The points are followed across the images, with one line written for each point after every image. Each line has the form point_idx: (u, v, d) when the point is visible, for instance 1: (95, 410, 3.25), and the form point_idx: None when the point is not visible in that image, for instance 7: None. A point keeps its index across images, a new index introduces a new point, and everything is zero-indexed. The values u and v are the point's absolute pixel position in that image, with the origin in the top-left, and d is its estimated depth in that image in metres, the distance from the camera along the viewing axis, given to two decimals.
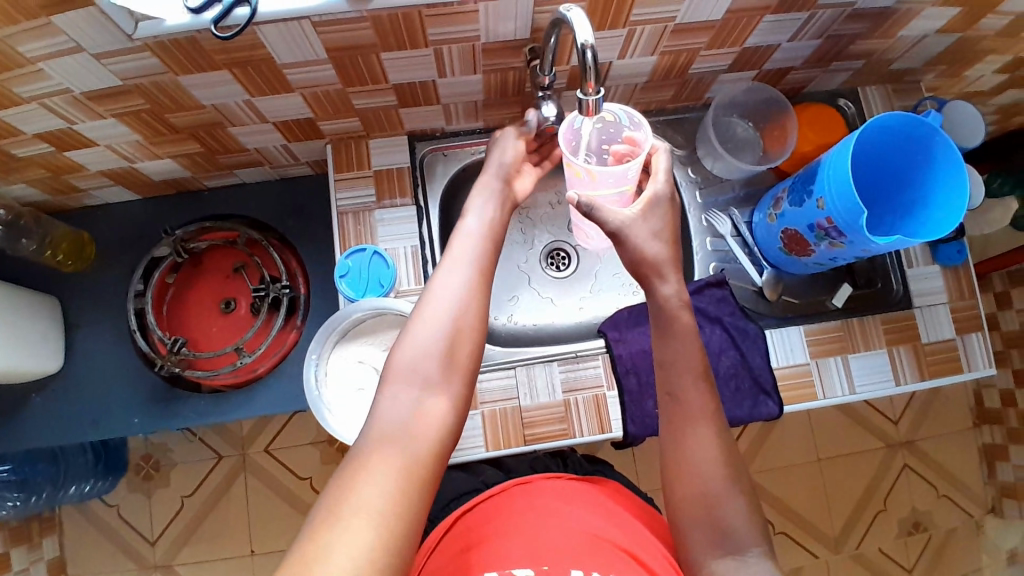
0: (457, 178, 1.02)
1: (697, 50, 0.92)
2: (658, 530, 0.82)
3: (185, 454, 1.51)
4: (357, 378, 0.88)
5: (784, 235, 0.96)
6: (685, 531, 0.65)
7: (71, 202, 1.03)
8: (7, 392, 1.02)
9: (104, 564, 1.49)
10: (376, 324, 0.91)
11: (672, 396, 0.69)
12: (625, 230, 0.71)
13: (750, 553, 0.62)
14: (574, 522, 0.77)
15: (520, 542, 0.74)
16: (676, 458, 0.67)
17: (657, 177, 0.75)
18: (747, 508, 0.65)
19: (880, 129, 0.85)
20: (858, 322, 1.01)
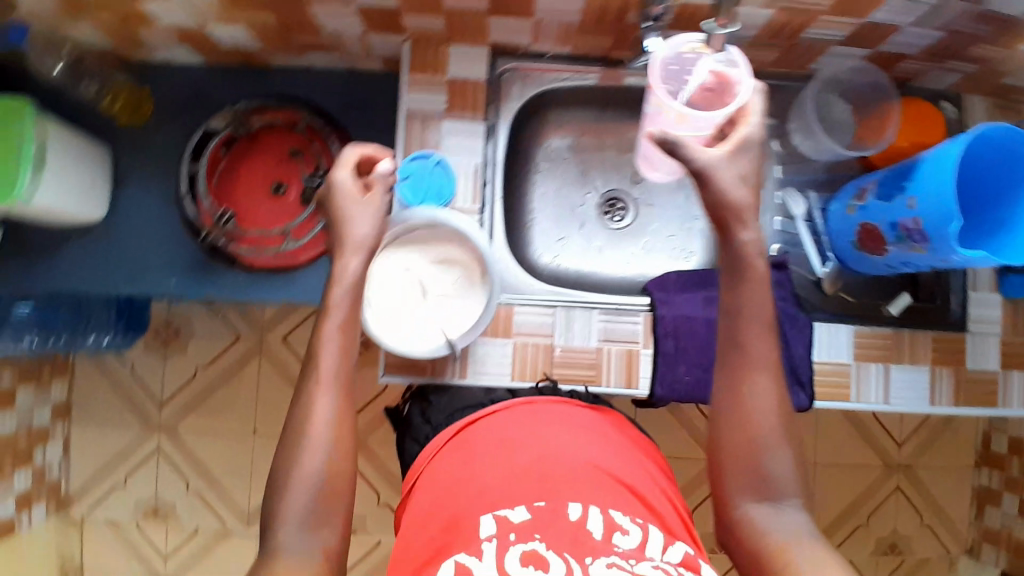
0: (532, 102, 0.98)
1: (818, 13, 0.85)
2: (654, 461, 0.84)
3: (204, 328, 1.54)
4: (398, 284, 0.85)
5: (862, 228, 0.93)
6: (724, 474, 0.68)
7: (137, 52, 1.00)
8: (45, 230, 1.02)
9: (110, 415, 1.54)
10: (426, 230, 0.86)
11: (734, 345, 0.68)
12: (710, 169, 0.67)
13: (786, 503, 0.66)
14: (573, 447, 0.77)
15: (515, 467, 0.74)
16: (730, 407, 0.68)
17: (750, 119, 0.70)
18: (792, 461, 0.67)
19: (984, 140, 0.80)
20: (909, 334, 0.98)
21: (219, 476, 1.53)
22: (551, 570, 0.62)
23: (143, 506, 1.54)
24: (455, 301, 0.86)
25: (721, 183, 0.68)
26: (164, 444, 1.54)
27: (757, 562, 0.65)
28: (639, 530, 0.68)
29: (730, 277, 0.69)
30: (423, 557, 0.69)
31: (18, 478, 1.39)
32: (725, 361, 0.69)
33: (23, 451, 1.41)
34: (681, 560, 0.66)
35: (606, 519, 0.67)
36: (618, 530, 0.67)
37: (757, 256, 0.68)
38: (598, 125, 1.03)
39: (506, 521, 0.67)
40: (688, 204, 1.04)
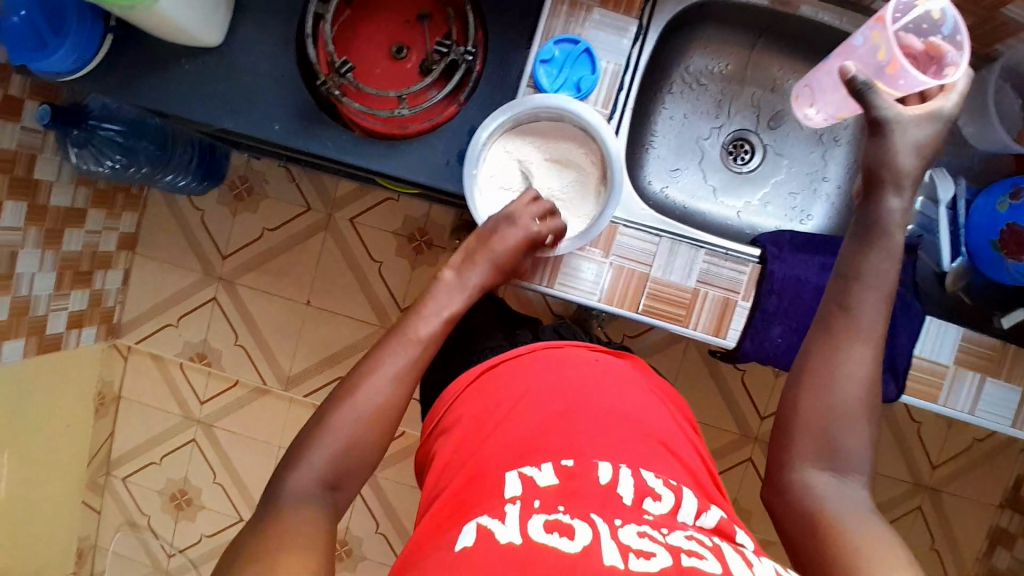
0: (692, 11, 0.89)
1: None
2: (681, 411, 0.77)
3: (278, 191, 1.53)
4: (506, 174, 0.81)
5: (1007, 230, 0.86)
6: (791, 434, 0.61)
7: None
8: (157, 45, 0.99)
9: (174, 255, 1.57)
10: (548, 124, 0.81)
11: (844, 308, 0.61)
12: (894, 123, 0.62)
13: (853, 477, 0.59)
14: (602, 400, 0.69)
15: (539, 420, 0.66)
16: (817, 365, 0.61)
17: (949, 94, 0.63)
18: (869, 435, 0.60)
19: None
20: (1015, 351, 0.91)
21: (266, 336, 1.56)
22: (578, 537, 0.52)
23: (189, 350, 1.59)
24: (565, 204, 0.82)
25: (893, 143, 0.62)
26: (220, 294, 1.57)
27: (813, 532, 0.57)
28: (672, 495, 0.60)
29: (861, 237, 0.63)
30: (443, 510, 0.61)
31: (75, 297, 1.41)
32: (827, 324, 0.62)
33: (85, 272, 1.42)
34: (716, 527, 0.60)
35: (637, 483, 0.60)
36: (650, 495, 0.59)
37: (900, 227, 0.62)
38: (748, 57, 0.95)
39: (530, 482, 0.60)
40: (822, 163, 0.97)
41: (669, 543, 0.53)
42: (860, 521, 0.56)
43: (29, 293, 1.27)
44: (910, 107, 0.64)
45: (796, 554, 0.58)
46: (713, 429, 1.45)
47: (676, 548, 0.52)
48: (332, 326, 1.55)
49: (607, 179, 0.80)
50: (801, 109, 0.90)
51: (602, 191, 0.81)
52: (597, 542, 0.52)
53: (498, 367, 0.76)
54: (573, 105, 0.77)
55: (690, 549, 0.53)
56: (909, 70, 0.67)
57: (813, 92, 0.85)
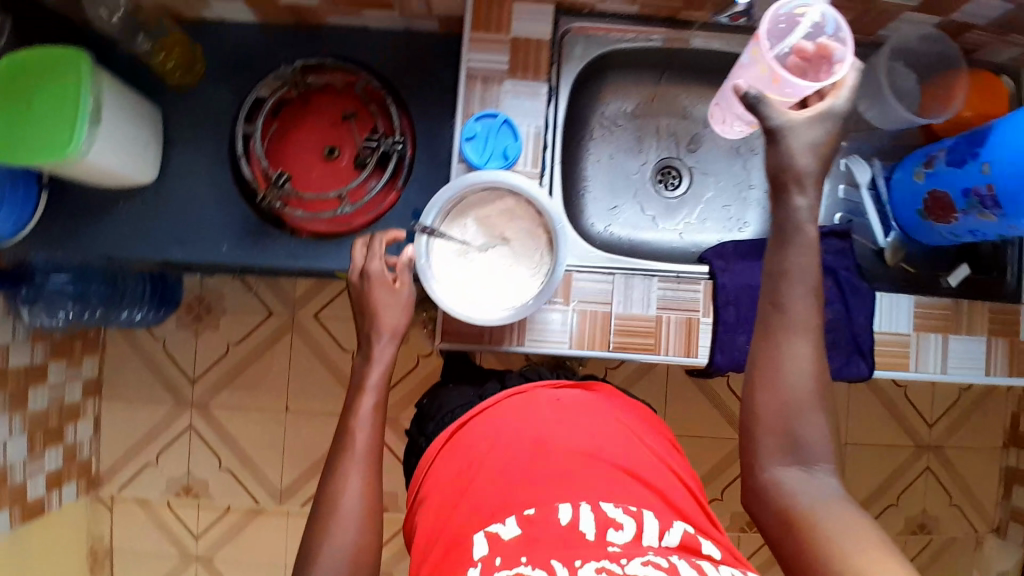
0: (593, 64, 0.96)
1: None
2: (650, 428, 0.78)
3: (235, 303, 1.53)
4: (465, 266, 0.83)
5: (929, 197, 0.91)
6: (755, 440, 0.64)
7: (188, 10, 0.97)
8: (92, 193, 1.00)
9: (142, 392, 1.54)
10: (459, 209, 0.84)
11: (775, 304, 0.64)
12: (787, 129, 0.65)
13: (817, 467, 0.62)
14: (560, 437, 0.70)
15: (502, 473, 0.67)
16: (765, 366, 0.64)
17: (839, 92, 0.67)
18: (827, 425, 0.63)
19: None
20: (969, 305, 0.95)
21: (250, 452, 1.53)
22: None
23: (174, 485, 1.54)
24: (524, 252, 0.84)
25: (791, 147, 0.65)
26: (196, 420, 1.53)
27: (790, 525, 0.60)
28: (633, 521, 0.61)
29: (775, 241, 0.65)
30: None
31: (48, 457, 1.37)
32: (764, 323, 0.65)
33: (53, 428, 1.39)
34: (681, 544, 0.61)
35: (597, 517, 0.61)
36: (612, 526, 0.61)
37: (807, 223, 0.64)
38: (657, 91, 1.02)
39: (496, 539, 0.61)
40: (745, 172, 1.03)
41: None
42: (829, 509, 0.59)
43: (4, 462, 1.25)
44: (801, 110, 0.67)
45: (780, 548, 0.61)
46: (711, 439, 1.46)
47: None
48: (317, 426, 1.52)
49: (535, 211, 0.84)
50: (717, 125, 0.95)
51: (535, 211, 0.84)
52: None
53: (468, 425, 0.76)
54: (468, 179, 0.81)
55: None
56: (793, 79, 0.72)
57: (724, 110, 0.90)
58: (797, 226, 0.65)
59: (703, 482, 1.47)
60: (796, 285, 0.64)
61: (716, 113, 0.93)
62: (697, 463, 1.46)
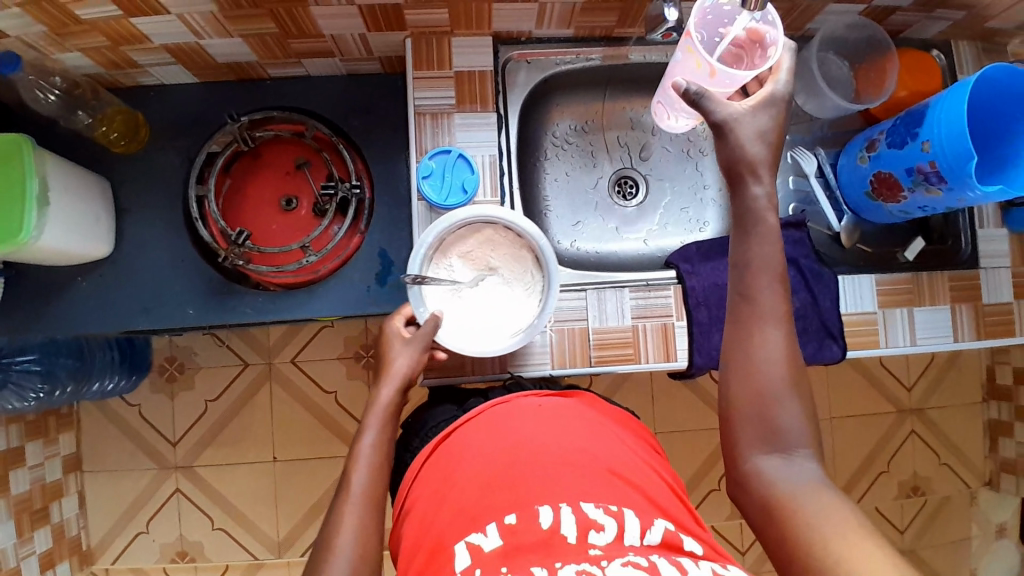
0: (538, 87, 0.97)
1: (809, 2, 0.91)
2: (632, 432, 0.79)
3: (210, 360, 1.50)
4: (467, 304, 0.83)
5: (874, 178, 0.94)
6: (735, 435, 0.65)
7: (126, 78, 0.96)
8: (47, 273, 0.98)
9: (123, 461, 1.49)
10: (439, 250, 0.83)
11: (743, 297, 0.66)
12: (731, 121, 0.66)
13: (795, 454, 0.63)
14: (541, 442, 0.70)
15: (482, 480, 0.67)
16: (739, 365, 0.65)
17: (778, 75, 0.68)
18: (802, 410, 0.64)
19: (983, 82, 0.81)
20: (928, 277, 0.99)
21: (242, 508, 1.49)
22: None
23: (169, 550, 1.49)
24: (517, 271, 0.84)
25: (740, 137, 0.66)
26: (182, 483, 1.50)
27: None
28: (615, 522, 0.62)
29: (739, 230, 0.67)
30: None
31: (38, 538, 1.33)
32: (735, 313, 0.66)
33: (38, 509, 1.35)
34: (662, 541, 0.61)
35: (578, 518, 0.62)
36: (593, 528, 0.61)
37: (768, 210, 0.66)
38: (603, 106, 1.04)
39: (477, 550, 0.61)
40: (698, 174, 1.05)
41: None
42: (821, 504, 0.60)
43: None
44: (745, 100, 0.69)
45: (764, 539, 0.62)
46: (700, 430, 1.50)
47: None
48: (308, 473, 1.50)
49: (514, 233, 0.84)
50: (663, 121, 0.95)
51: (512, 228, 0.84)
52: None
53: (452, 437, 0.76)
54: (446, 221, 0.81)
55: None
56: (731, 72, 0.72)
57: (666, 106, 0.90)
58: (760, 214, 0.66)
59: (699, 472, 1.50)
60: (762, 289, 0.65)
61: (660, 110, 0.93)
62: (689, 454, 1.49)
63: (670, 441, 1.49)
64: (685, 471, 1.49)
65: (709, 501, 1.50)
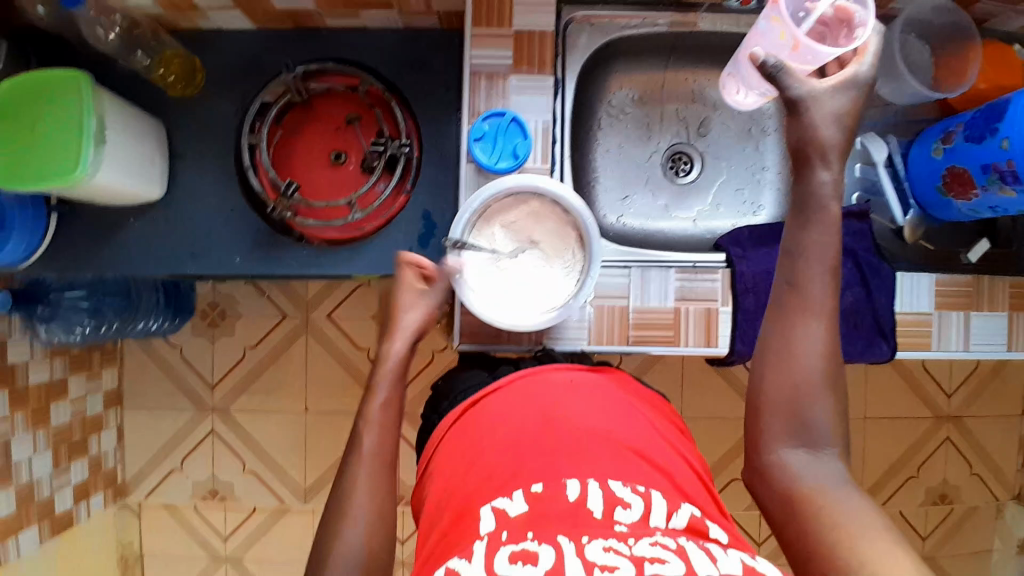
0: (599, 52, 0.93)
1: None
2: (663, 415, 0.79)
3: (250, 309, 1.54)
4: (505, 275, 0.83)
5: (948, 172, 0.89)
6: (759, 421, 0.64)
7: (184, 20, 0.96)
8: (102, 212, 1.00)
9: (162, 399, 1.55)
10: (484, 217, 0.84)
11: (791, 285, 0.64)
12: (810, 99, 0.64)
13: (824, 450, 0.61)
14: (570, 415, 0.70)
15: (512, 448, 0.67)
16: (777, 354, 0.63)
17: (863, 57, 0.65)
18: (834, 408, 0.62)
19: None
20: (990, 281, 0.94)
21: (271, 454, 1.54)
22: (541, 562, 0.55)
23: (200, 488, 1.56)
24: (557, 247, 0.84)
25: (812, 121, 0.64)
26: (217, 425, 1.55)
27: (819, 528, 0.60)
28: (641, 502, 0.61)
29: (798, 215, 0.64)
30: (433, 551, 0.64)
31: (74, 469, 1.40)
32: (780, 302, 0.64)
33: (78, 441, 1.41)
34: (687, 526, 0.62)
35: (604, 494, 0.61)
36: (619, 505, 0.61)
37: (833, 200, 0.63)
38: (664, 76, 0.99)
39: (503, 514, 0.61)
40: (758, 154, 1.01)
41: (633, 555, 0.55)
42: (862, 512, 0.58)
43: (30, 479, 1.27)
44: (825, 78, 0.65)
45: (781, 533, 0.61)
46: (729, 417, 1.48)
47: (641, 558, 0.54)
48: (336, 426, 1.53)
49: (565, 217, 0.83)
50: (728, 96, 0.91)
51: (557, 206, 0.84)
52: (560, 563, 0.54)
53: (481, 402, 0.76)
54: (495, 186, 0.81)
55: (654, 557, 0.54)
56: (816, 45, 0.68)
57: (739, 80, 0.85)
58: (823, 202, 0.64)
59: (724, 460, 1.49)
60: (824, 283, 0.63)
61: (728, 86, 0.90)
62: (715, 441, 1.48)
63: (697, 426, 1.47)
64: (709, 458, 1.48)
65: (731, 489, 1.50)
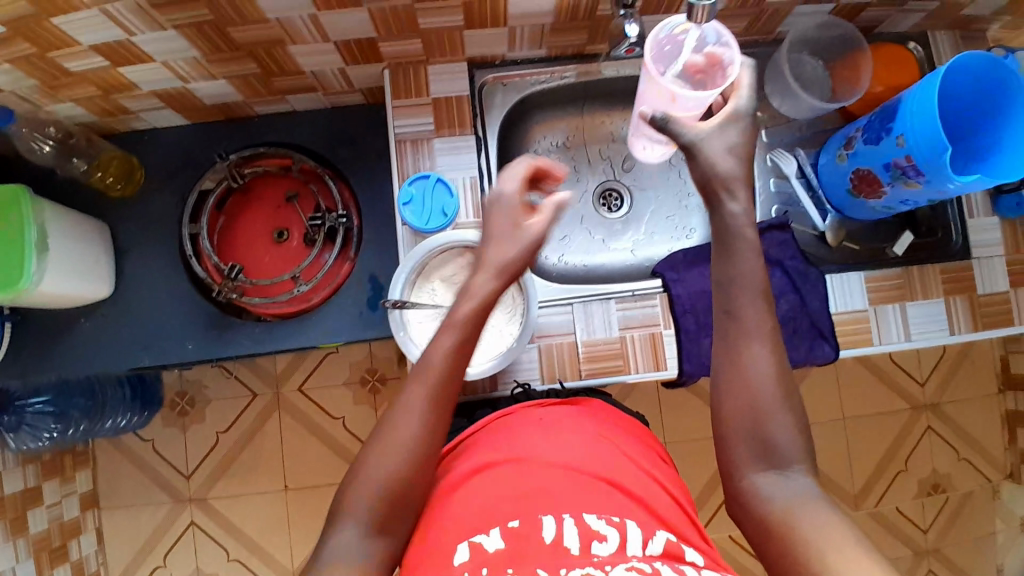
0: (516, 108, 0.99)
1: (783, 7, 0.91)
2: (644, 446, 0.80)
3: (219, 392, 1.53)
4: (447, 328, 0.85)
5: (855, 176, 0.93)
6: (727, 448, 0.65)
7: (119, 124, 1.00)
8: (53, 317, 1.01)
9: (139, 496, 1.52)
10: (422, 274, 0.86)
11: (729, 314, 0.66)
12: (698, 143, 0.68)
13: (790, 469, 0.63)
14: (545, 456, 0.71)
15: (488, 490, 0.67)
16: (732, 379, 0.65)
17: (740, 91, 0.69)
18: (794, 423, 0.64)
19: (960, 70, 0.80)
20: (919, 270, 0.98)
21: (256, 538, 1.51)
22: None
23: None
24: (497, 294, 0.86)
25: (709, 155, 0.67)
26: (197, 516, 1.51)
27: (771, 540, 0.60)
28: (617, 532, 0.62)
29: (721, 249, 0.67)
30: None
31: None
32: (722, 332, 0.67)
33: (57, 547, 1.37)
34: (664, 551, 0.61)
35: (581, 530, 0.62)
36: (595, 538, 0.61)
37: (746, 226, 0.67)
38: (582, 120, 1.05)
39: (480, 552, 0.60)
40: (681, 181, 1.06)
41: None
42: (808, 518, 0.59)
43: None
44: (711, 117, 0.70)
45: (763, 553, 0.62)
46: (711, 437, 1.49)
47: None
48: (320, 500, 1.51)
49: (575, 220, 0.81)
50: (637, 150, 0.96)
51: None
52: None
53: (457, 453, 0.76)
54: (426, 245, 0.84)
55: None
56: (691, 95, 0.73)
57: (640, 135, 0.90)
58: (740, 231, 0.67)
59: (712, 480, 1.48)
60: (738, 298, 0.65)
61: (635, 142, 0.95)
62: (700, 462, 1.48)
63: (680, 450, 1.48)
64: (697, 480, 1.48)
65: (725, 510, 1.49)
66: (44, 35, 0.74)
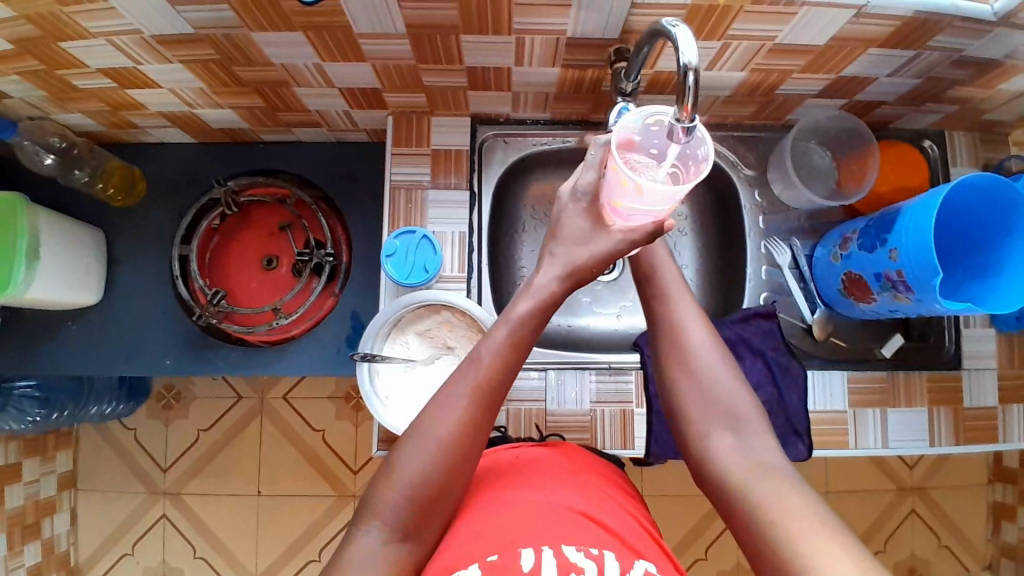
0: (515, 166, 0.98)
1: (795, 98, 0.89)
2: (618, 488, 0.76)
3: (205, 391, 1.55)
4: (413, 379, 0.85)
5: (846, 278, 0.92)
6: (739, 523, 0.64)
7: (127, 136, 1.01)
8: (41, 316, 1.03)
9: (116, 483, 1.54)
10: (398, 327, 0.87)
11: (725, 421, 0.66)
12: None
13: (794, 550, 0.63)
14: (521, 495, 0.67)
15: (466, 529, 0.62)
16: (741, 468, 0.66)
17: None
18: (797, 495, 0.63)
19: (965, 188, 0.76)
20: (904, 376, 0.96)
21: (224, 538, 1.52)
22: None
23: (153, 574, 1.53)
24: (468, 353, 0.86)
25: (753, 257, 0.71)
26: (169, 509, 1.53)
27: None
28: (595, 565, 0.57)
29: None
30: None
31: (28, 551, 1.39)
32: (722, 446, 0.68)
33: (31, 523, 1.40)
34: None
35: (558, 560, 0.56)
36: (574, 570, 0.56)
37: None
38: None
39: None
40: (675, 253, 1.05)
41: None
42: None
43: None
44: None
45: None
46: (687, 497, 1.47)
47: None
48: (290, 508, 1.51)
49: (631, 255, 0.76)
50: None
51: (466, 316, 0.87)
52: None
53: None
54: (404, 300, 0.84)
55: None
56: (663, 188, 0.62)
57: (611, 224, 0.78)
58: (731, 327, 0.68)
59: (683, 541, 1.47)
60: None
61: None
62: (673, 522, 1.46)
63: (655, 506, 1.46)
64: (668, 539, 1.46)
65: (693, 571, 1.47)
66: (53, 55, 0.76)
